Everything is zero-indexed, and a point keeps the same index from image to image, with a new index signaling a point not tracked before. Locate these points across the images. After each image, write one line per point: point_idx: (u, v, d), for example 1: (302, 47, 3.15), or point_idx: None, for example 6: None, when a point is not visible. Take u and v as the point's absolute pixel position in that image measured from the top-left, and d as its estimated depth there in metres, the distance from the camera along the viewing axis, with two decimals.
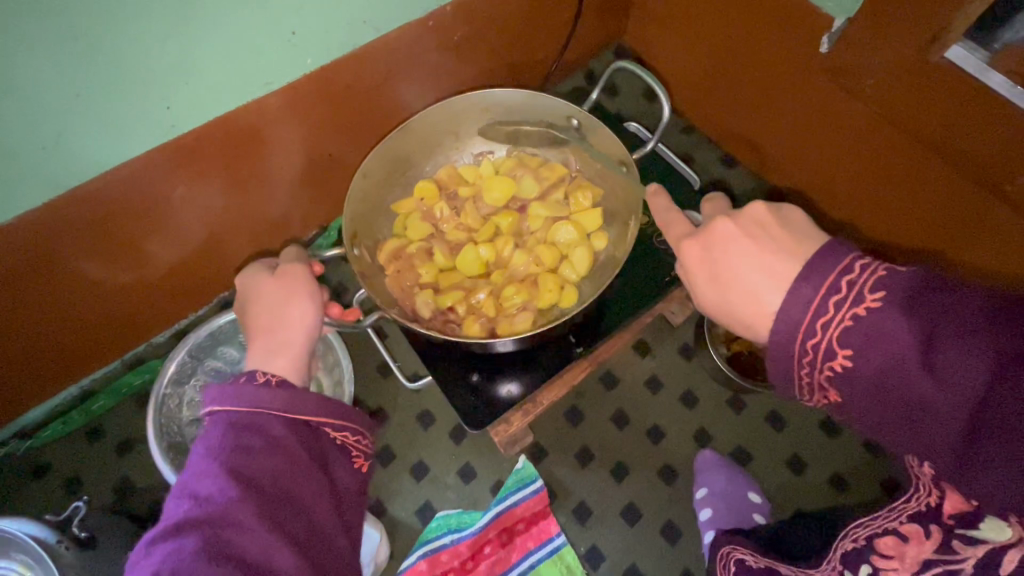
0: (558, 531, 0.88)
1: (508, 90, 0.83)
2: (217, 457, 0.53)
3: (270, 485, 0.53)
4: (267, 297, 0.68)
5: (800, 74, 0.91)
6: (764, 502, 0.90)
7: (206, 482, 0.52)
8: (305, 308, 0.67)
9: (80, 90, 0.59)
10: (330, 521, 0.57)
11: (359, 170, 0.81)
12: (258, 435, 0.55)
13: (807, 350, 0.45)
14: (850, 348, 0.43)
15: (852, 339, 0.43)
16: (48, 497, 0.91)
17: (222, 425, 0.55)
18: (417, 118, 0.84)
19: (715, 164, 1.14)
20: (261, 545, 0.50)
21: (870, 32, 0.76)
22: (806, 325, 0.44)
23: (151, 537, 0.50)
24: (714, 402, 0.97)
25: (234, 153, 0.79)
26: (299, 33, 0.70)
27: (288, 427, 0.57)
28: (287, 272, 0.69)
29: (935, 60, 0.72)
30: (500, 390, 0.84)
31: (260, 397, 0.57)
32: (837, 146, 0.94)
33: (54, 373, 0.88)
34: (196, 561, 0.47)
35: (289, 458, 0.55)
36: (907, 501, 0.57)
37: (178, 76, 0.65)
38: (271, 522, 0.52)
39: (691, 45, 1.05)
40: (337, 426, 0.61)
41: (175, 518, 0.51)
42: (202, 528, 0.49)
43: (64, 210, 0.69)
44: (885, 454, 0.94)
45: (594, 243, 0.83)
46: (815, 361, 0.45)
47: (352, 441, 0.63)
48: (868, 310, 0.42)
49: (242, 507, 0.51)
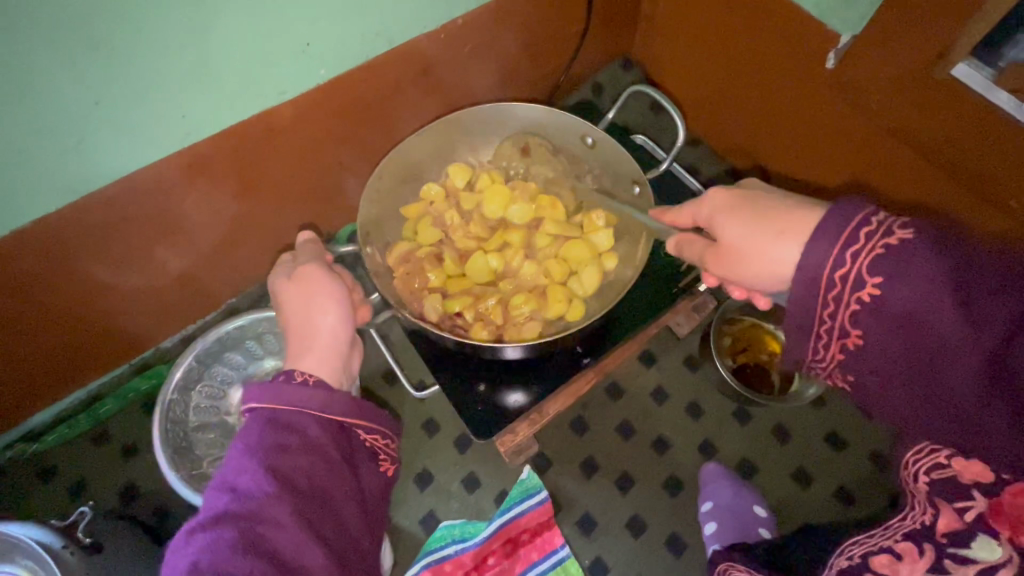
0: (562, 542, 0.88)
1: (527, 105, 0.87)
2: (256, 453, 0.53)
3: (305, 484, 0.54)
4: (292, 300, 0.68)
5: (803, 92, 0.92)
6: (769, 515, 0.90)
7: (244, 476, 0.52)
8: (331, 311, 0.67)
9: (99, 98, 0.60)
10: (357, 523, 0.57)
11: (377, 169, 0.82)
12: (294, 434, 0.55)
13: (833, 283, 0.46)
14: (880, 279, 0.44)
15: (884, 268, 0.44)
16: (53, 501, 0.91)
17: (262, 422, 0.55)
18: (437, 124, 0.86)
19: (721, 176, 1.15)
20: (294, 543, 0.50)
21: (874, 51, 0.78)
22: (832, 264, 0.46)
23: (190, 526, 0.50)
24: (719, 413, 0.97)
25: (247, 161, 0.80)
26: (314, 44, 0.71)
27: (324, 428, 0.57)
28: (307, 274, 0.69)
29: (941, 76, 0.73)
30: (506, 399, 0.85)
31: (299, 397, 0.57)
32: (839, 159, 0.95)
33: (63, 377, 0.88)
34: (231, 554, 0.48)
35: (323, 458, 0.56)
36: (902, 519, 0.54)
37: (195, 85, 0.66)
38: (305, 520, 0.52)
39: (698, 59, 1.06)
40: (369, 428, 0.61)
41: (213, 510, 0.51)
42: (238, 521, 0.49)
43: (79, 215, 0.70)
44: (890, 468, 0.93)
45: (605, 262, 0.83)
46: (844, 296, 0.46)
47: (381, 445, 0.63)
48: (900, 240, 0.44)
49: (277, 504, 0.51)
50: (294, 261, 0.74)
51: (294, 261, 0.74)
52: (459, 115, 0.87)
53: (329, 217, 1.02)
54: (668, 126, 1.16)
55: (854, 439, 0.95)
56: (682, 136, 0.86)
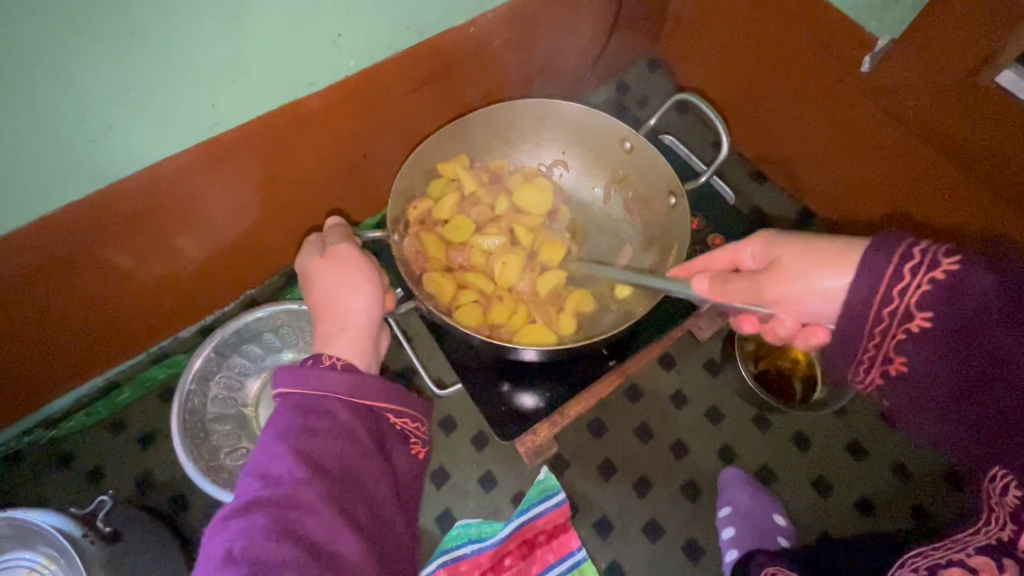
0: (578, 545, 0.87)
1: (567, 103, 0.84)
2: (286, 438, 0.53)
3: (336, 468, 0.53)
4: (323, 281, 0.68)
5: (834, 91, 0.90)
6: (789, 525, 0.89)
7: (275, 463, 0.52)
8: (362, 292, 0.67)
9: (130, 85, 0.59)
10: (390, 508, 0.56)
11: (408, 159, 0.80)
12: (324, 418, 0.55)
13: (880, 317, 0.49)
14: (929, 311, 0.47)
15: (931, 301, 0.47)
16: (70, 488, 0.91)
17: (290, 409, 0.55)
18: (472, 118, 0.83)
19: (745, 180, 1.13)
20: (327, 528, 0.49)
21: (914, 51, 0.76)
22: (883, 293, 0.48)
23: (224, 513, 0.50)
24: (740, 419, 0.96)
25: (273, 150, 0.79)
26: (345, 35, 0.70)
27: (352, 412, 0.56)
28: (340, 253, 0.69)
29: (983, 83, 0.72)
30: (527, 400, 0.84)
31: (327, 380, 0.56)
32: (860, 162, 0.95)
33: (82, 365, 0.88)
34: (266, 540, 0.47)
35: (353, 441, 0.55)
36: (973, 534, 0.51)
37: (226, 74, 0.65)
38: (337, 505, 0.51)
39: (726, 58, 1.04)
40: (398, 412, 0.60)
41: (245, 497, 0.51)
42: (270, 508, 0.49)
43: (105, 203, 0.69)
44: (911, 479, 0.92)
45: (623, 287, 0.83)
46: (893, 322, 0.49)
47: (412, 428, 0.62)
48: (946, 273, 0.46)
49: (308, 488, 0.50)
50: (323, 243, 0.73)
51: (323, 242, 0.73)
52: (496, 109, 0.85)
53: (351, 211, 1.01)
54: (693, 126, 1.14)
55: (876, 449, 0.94)
56: (725, 148, 0.85)
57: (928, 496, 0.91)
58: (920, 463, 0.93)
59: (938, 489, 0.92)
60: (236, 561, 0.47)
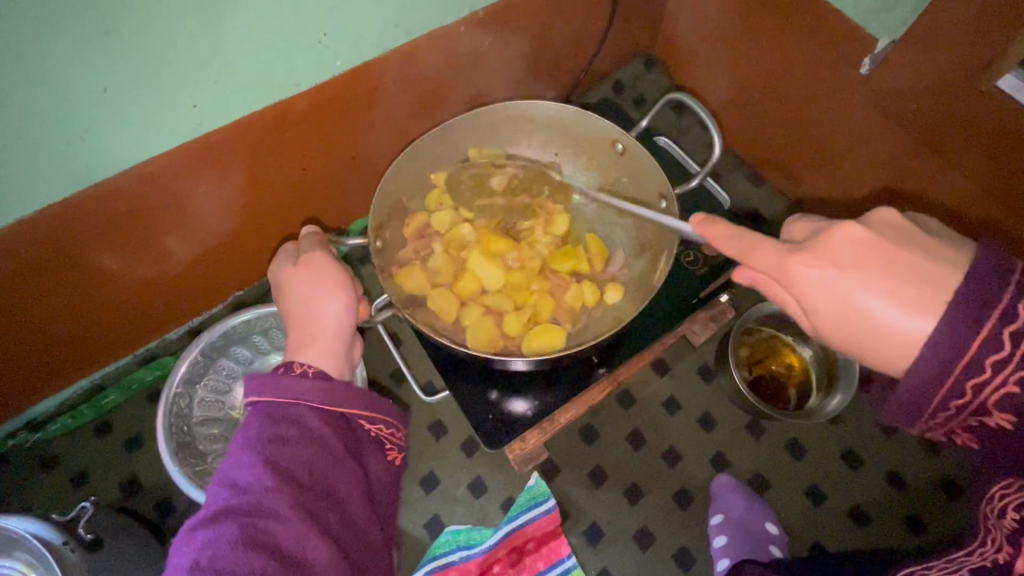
0: (568, 552, 0.86)
1: (557, 104, 0.83)
2: (255, 447, 0.51)
3: (307, 476, 0.52)
4: (295, 288, 0.66)
5: (832, 91, 0.88)
6: (781, 533, 0.88)
7: (243, 471, 0.50)
8: (336, 300, 0.66)
9: (107, 86, 0.58)
10: (364, 513, 0.56)
11: (394, 160, 0.79)
12: (294, 426, 0.53)
13: (1009, 334, 0.42)
14: (1008, 412, 0.45)
15: (1010, 405, 0.44)
16: (55, 492, 0.90)
17: (260, 416, 0.53)
18: (461, 118, 0.82)
19: (742, 182, 1.12)
20: (296, 536, 0.49)
21: (915, 53, 0.74)
22: (953, 385, 0.45)
23: (192, 523, 0.49)
24: (733, 426, 0.95)
25: (259, 151, 0.77)
26: (330, 34, 0.68)
27: (324, 419, 0.55)
28: (314, 260, 0.67)
29: (986, 87, 0.70)
30: (516, 408, 0.83)
31: (297, 388, 0.55)
32: (856, 164, 0.93)
33: (66, 368, 0.87)
34: (233, 550, 0.46)
35: (325, 449, 0.54)
36: (968, 556, 0.51)
37: (207, 74, 0.63)
38: (307, 514, 0.50)
39: (723, 57, 1.03)
40: (372, 418, 0.59)
41: (213, 506, 0.49)
42: (238, 516, 0.48)
43: (85, 206, 0.68)
44: (907, 488, 0.91)
45: (607, 295, 0.82)
46: (964, 412, 0.46)
47: (386, 434, 0.61)
48: None
49: (277, 497, 0.49)
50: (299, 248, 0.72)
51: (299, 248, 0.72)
52: (486, 110, 0.84)
53: (340, 212, 0.99)
54: (689, 127, 1.13)
55: (871, 457, 0.93)
56: (718, 151, 0.83)
57: (922, 505, 0.90)
58: (915, 471, 0.92)
59: (934, 498, 0.91)
60: (201, 572, 0.45)
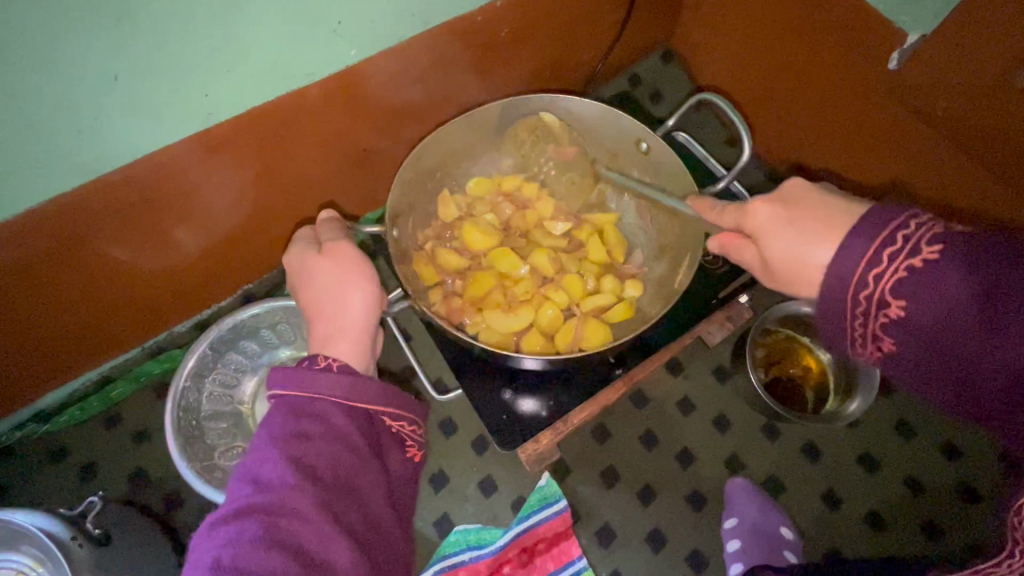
0: (579, 553, 0.85)
1: (585, 100, 0.80)
2: (278, 442, 0.50)
3: (330, 474, 0.50)
4: (320, 278, 0.65)
5: (856, 86, 0.86)
6: (796, 539, 0.86)
7: (266, 467, 0.49)
8: (356, 296, 0.64)
9: (118, 74, 0.56)
10: (387, 512, 0.54)
11: (414, 150, 0.76)
12: (318, 422, 0.52)
13: (860, 298, 0.47)
14: (906, 299, 0.46)
15: (908, 290, 0.45)
16: (63, 483, 0.90)
17: (283, 410, 0.52)
18: (485, 107, 0.79)
19: (760, 179, 1.09)
20: (319, 535, 0.47)
21: (946, 49, 0.71)
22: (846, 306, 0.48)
23: (213, 518, 0.48)
24: (748, 428, 0.93)
25: (271, 143, 0.76)
26: (345, 22, 0.66)
27: (347, 415, 0.54)
28: (337, 252, 0.66)
29: (1022, 83, 0.67)
30: (528, 408, 0.82)
31: (321, 382, 0.54)
32: (874, 158, 0.91)
33: (74, 360, 0.86)
34: (255, 548, 0.45)
35: (348, 446, 0.52)
36: (995, 565, 0.50)
37: (220, 63, 0.61)
38: (330, 512, 0.49)
39: (744, 51, 1.00)
40: (395, 415, 0.58)
41: (235, 503, 0.48)
42: (261, 514, 0.46)
43: (95, 197, 0.66)
44: (924, 494, 0.89)
45: (627, 292, 0.81)
46: (871, 310, 0.47)
47: (408, 431, 0.60)
48: (930, 256, 0.45)
49: (299, 495, 0.48)
50: (316, 238, 0.71)
51: (316, 238, 0.71)
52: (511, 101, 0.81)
53: (351, 205, 0.98)
54: (707, 122, 1.10)
55: (889, 462, 0.91)
56: (746, 156, 0.80)
57: (940, 512, 0.89)
58: (933, 477, 0.90)
59: (952, 504, 0.89)
60: (223, 571, 0.44)
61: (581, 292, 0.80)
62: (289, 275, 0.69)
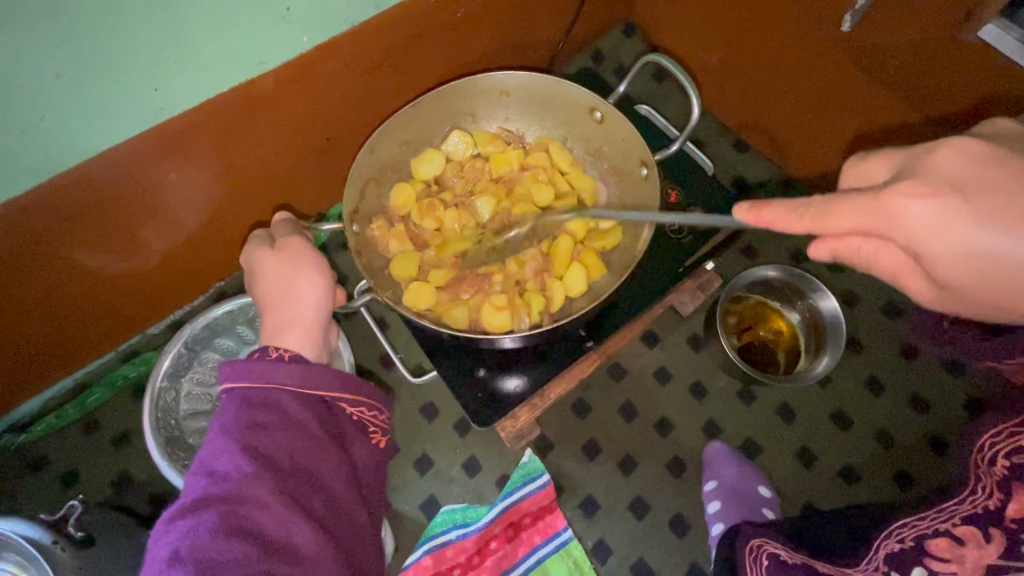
0: (565, 525, 0.87)
1: (529, 75, 0.81)
2: (233, 434, 0.50)
3: (288, 461, 0.51)
4: (271, 275, 0.65)
5: (810, 50, 0.87)
6: (774, 497, 0.89)
7: (222, 459, 0.49)
8: (311, 285, 0.64)
9: (60, 71, 0.55)
10: (350, 496, 0.56)
11: (364, 145, 0.77)
12: (273, 412, 0.52)
13: None
14: None
15: None
16: (45, 491, 0.89)
17: (237, 402, 0.52)
18: (432, 94, 0.79)
19: (725, 149, 1.10)
20: (281, 521, 0.48)
21: (895, 7, 0.74)
22: None
23: (169, 515, 0.48)
24: (724, 394, 0.95)
25: (228, 137, 0.75)
26: (294, 8, 0.65)
27: (303, 403, 0.54)
28: (290, 245, 0.67)
29: (967, 39, 0.69)
30: (504, 385, 0.83)
31: (275, 373, 0.54)
32: (832, 122, 0.93)
33: (45, 367, 0.85)
34: (214, 538, 0.45)
35: (305, 434, 0.53)
36: (958, 502, 0.49)
37: (167, 55, 0.60)
38: (289, 498, 0.49)
39: (699, 22, 1.01)
40: (353, 402, 0.59)
41: (192, 496, 0.48)
42: (219, 505, 0.47)
43: (49, 198, 0.65)
44: (894, 445, 0.93)
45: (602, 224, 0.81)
46: None
47: (368, 417, 0.61)
48: None
49: (258, 483, 0.48)
50: (272, 238, 0.72)
51: (272, 237, 0.72)
52: (459, 85, 0.81)
53: (317, 196, 0.97)
54: (671, 95, 1.11)
55: (859, 418, 0.94)
56: (696, 116, 0.78)
57: (911, 462, 0.92)
58: (902, 428, 0.93)
59: (922, 453, 0.92)
60: (182, 562, 0.44)
61: (565, 257, 0.79)
62: (245, 272, 0.69)
